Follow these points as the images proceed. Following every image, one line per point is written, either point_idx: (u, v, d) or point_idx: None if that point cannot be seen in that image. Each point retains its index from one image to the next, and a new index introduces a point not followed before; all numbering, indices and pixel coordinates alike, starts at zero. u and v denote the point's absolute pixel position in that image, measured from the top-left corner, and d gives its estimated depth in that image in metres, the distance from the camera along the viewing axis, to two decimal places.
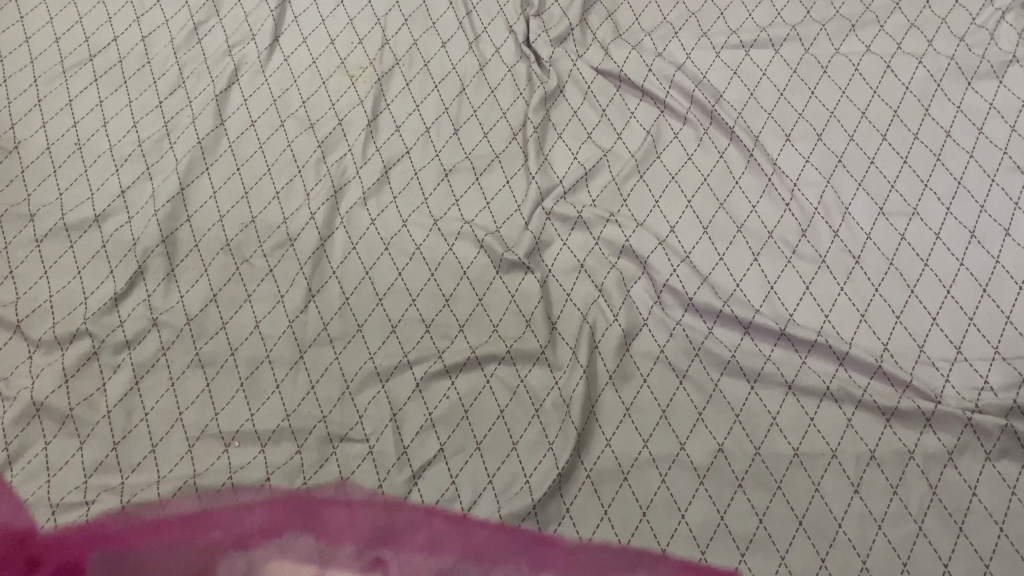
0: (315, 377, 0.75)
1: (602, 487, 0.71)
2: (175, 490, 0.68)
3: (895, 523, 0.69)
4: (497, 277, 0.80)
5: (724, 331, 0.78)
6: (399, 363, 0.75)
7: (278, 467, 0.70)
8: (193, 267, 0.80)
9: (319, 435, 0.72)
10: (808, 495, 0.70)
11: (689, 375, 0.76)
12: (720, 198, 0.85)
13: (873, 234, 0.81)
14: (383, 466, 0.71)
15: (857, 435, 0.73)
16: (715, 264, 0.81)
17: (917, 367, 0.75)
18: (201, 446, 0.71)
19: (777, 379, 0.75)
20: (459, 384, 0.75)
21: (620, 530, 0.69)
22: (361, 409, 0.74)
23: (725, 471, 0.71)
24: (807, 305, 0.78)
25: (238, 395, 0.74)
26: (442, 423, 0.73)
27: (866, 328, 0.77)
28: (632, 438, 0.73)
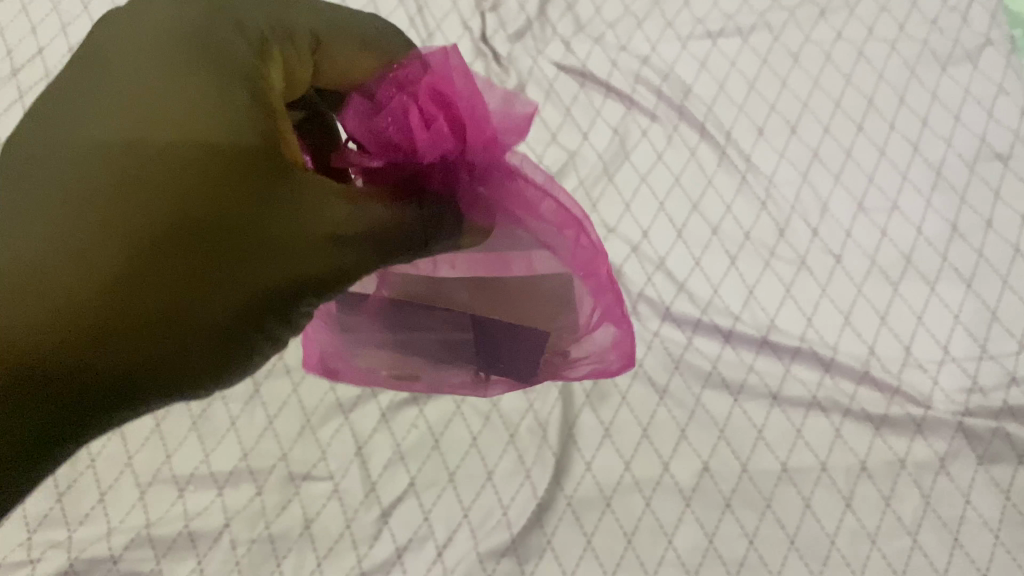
0: (273, 411, 0.72)
1: (583, 515, 0.68)
2: (128, 541, 0.66)
3: (889, 537, 0.66)
4: None
5: (703, 340, 0.74)
6: (362, 393, 0.73)
7: (236, 513, 0.68)
8: None
9: (280, 473, 0.69)
10: (798, 512, 0.67)
11: (669, 390, 0.72)
12: (694, 200, 0.81)
13: (853, 231, 0.79)
14: (351, 506, 0.68)
15: (847, 446, 0.69)
16: (691, 271, 0.77)
17: (904, 371, 0.72)
18: (153, 491, 0.69)
19: (760, 391, 0.72)
20: (428, 413, 0.72)
21: (604, 560, 0.66)
22: (323, 445, 0.71)
23: (711, 492, 0.68)
24: (788, 309, 0.75)
25: (190, 435, 0.71)
26: (412, 455, 0.70)
27: (850, 332, 0.74)
28: (613, 461, 0.70)
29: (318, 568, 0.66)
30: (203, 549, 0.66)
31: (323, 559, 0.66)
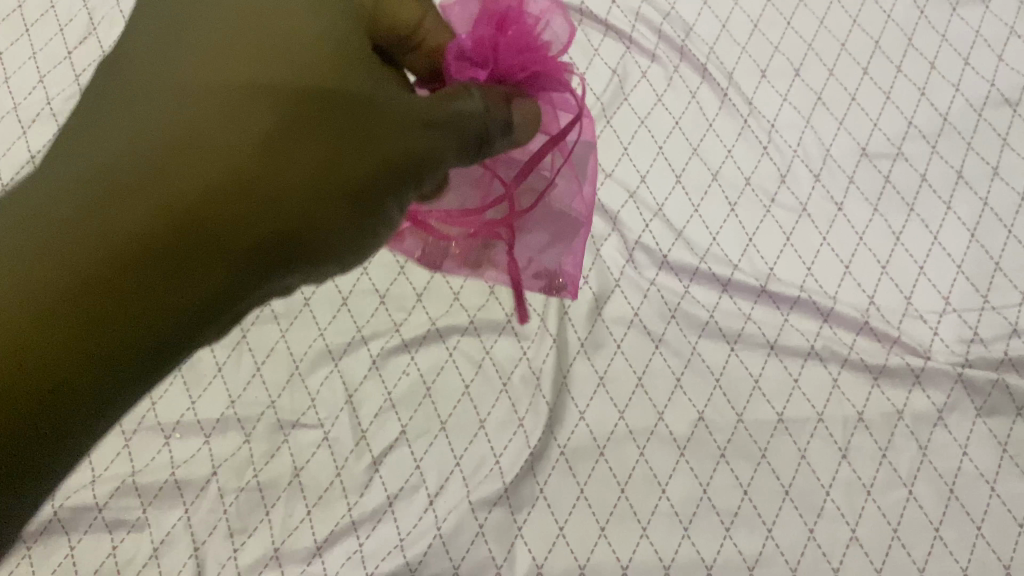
0: (260, 358, 0.70)
1: (577, 465, 0.67)
2: (114, 489, 0.65)
3: (884, 489, 0.65)
4: None
5: (701, 289, 0.73)
6: (352, 340, 0.71)
7: (223, 461, 0.67)
8: None
9: (268, 420, 0.68)
10: (794, 463, 0.66)
11: (665, 339, 0.71)
12: (694, 144, 0.78)
13: (856, 177, 0.77)
14: (341, 454, 0.67)
15: (844, 397, 0.69)
16: (690, 217, 0.75)
17: (904, 321, 0.71)
18: (139, 439, 0.67)
19: (758, 340, 0.71)
20: (419, 361, 0.71)
21: (597, 510, 0.65)
22: (313, 392, 0.69)
23: (707, 442, 0.67)
24: (788, 258, 0.74)
25: (176, 381, 0.69)
26: (403, 404, 0.69)
27: (851, 281, 0.73)
28: (608, 410, 0.69)
29: (309, 516, 0.65)
30: (191, 498, 0.65)
31: (313, 508, 0.65)
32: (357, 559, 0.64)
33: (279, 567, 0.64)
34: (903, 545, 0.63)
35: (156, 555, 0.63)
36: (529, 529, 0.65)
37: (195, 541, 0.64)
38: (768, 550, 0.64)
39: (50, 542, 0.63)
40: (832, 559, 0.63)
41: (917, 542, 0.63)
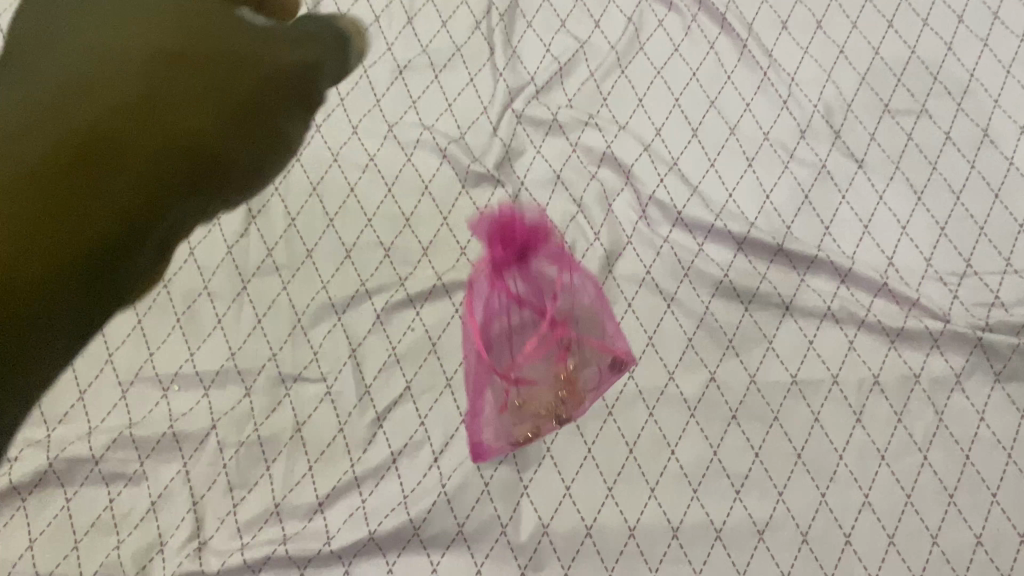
0: (261, 310, 0.68)
1: (585, 424, 0.65)
2: (111, 442, 0.63)
3: (899, 454, 0.64)
4: (463, 192, 0.73)
5: (715, 247, 0.71)
6: (355, 293, 0.69)
7: (223, 414, 0.65)
8: None
9: (269, 374, 0.66)
10: (806, 426, 0.65)
11: (678, 298, 0.69)
12: (711, 97, 0.76)
13: (877, 134, 0.74)
14: (344, 409, 0.66)
15: (860, 360, 0.67)
16: (705, 173, 0.73)
17: (923, 283, 0.69)
18: (137, 390, 0.66)
19: (773, 300, 0.69)
20: (425, 316, 0.69)
21: (605, 470, 0.64)
22: (315, 346, 0.68)
23: (718, 402, 0.66)
24: (805, 216, 0.71)
25: (175, 332, 0.68)
26: (407, 360, 0.67)
27: (870, 241, 0.70)
28: (617, 369, 0.67)
29: (310, 472, 0.64)
30: (190, 452, 0.64)
31: (314, 464, 0.64)
32: (359, 516, 0.62)
33: (280, 523, 0.62)
34: (916, 512, 0.62)
35: (153, 509, 0.62)
36: (535, 489, 0.63)
37: (194, 495, 0.63)
38: (779, 514, 0.62)
39: (45, 493, 0.62)
40: (844, 523, 0.62)
41: (931, 508, 0.62)
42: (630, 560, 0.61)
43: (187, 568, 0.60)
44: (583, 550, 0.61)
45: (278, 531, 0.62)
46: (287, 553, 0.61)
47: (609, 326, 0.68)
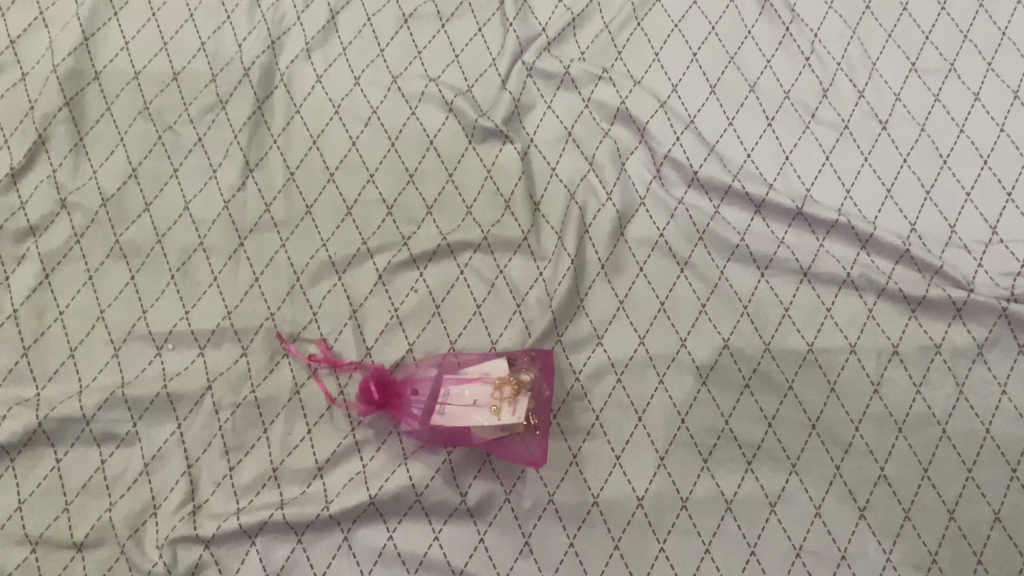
0: (258, 268, 0.66)
1: (593, 391, 0.63)
2: (102, 401, 0.61)
3: (916, 427, 0.62)
4: (470, 148, 0.70)
5: (731, 210, 0.68)
6: (357, 252, 0.67)
7: (218, 374, 0.63)
8: (107, 135, 0.69)
9: (266, 334, 0.64)
10: (822, 396, 0.63)
11: (692, 262, 0.66)
12: (731, 52, 0.72)
13: (903, 94, 0.71)
14: (344, 372, 0.63)
15: (879, 329, 0.64)
16: (723, 132, 0.70)
17: (947, 250, 0.66)
18: (130, 348, 0.63)
19: (791, 266, 0.66)
20: (428, 277, 0.66)
21: (613, 439, 0.62)
22: (315, 306, 0.65)
23: (731, 370, 0.64)
24: (825, 178, 0.69)
25: (169, 288, 0.65)
26: (410, 322, 0.65)
27: (892, 206, 0.68)
28: (627, 334, 0.65)
29: (309, 435, 0.62)
30: (184, 413, 0.62)
31: (313, 427, 0.62)
32: (359, 481, 0.61)
33: (278, 487, 0.60)
34: (933, 486, 0.60)
35: (147, 471, 0.60)
36: None
37: (189, 457, 0.61)
38: (792, 486, 0.61)
39: (36, 453, 0.60)
40: (858, 497, 0.60)
41: (949, 482, 0.60)
42: (638, 530, 0.59)
43: (182, 532, 0.58)
44: (589, 519, 0.60)
45: (275, 496, 0.60)
46: (285, 518, 0.59)
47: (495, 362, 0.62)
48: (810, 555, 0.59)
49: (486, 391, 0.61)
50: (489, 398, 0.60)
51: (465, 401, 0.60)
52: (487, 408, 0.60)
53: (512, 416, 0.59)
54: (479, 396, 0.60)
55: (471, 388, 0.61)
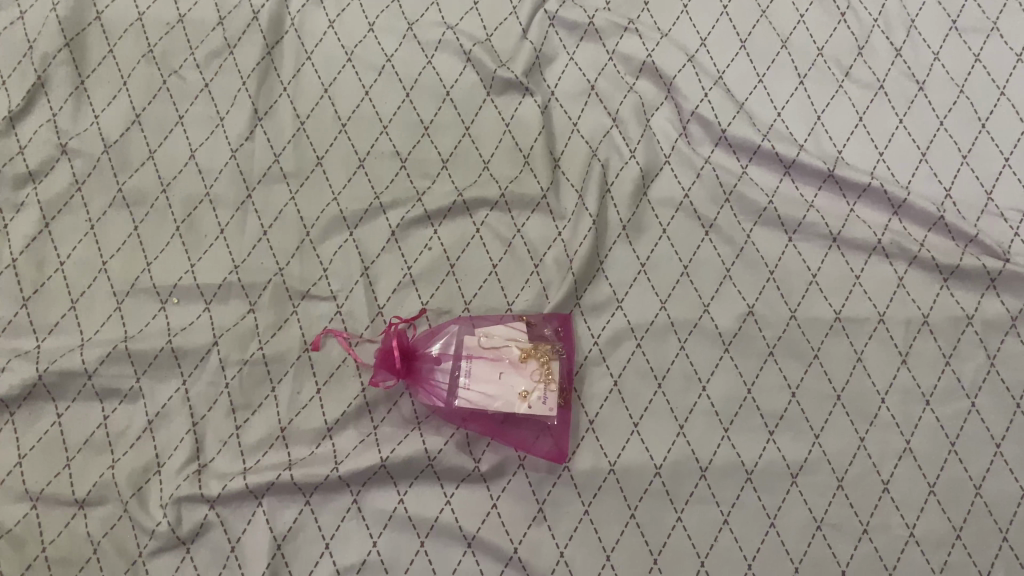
0: (267, 221, 0.63)
1: (611, 356, 0.61)
2: (104, 355, 0.59)
3: (945, 400, 0.60)
4: (488, 100, 0.67)
5: (759, 171, 0.65)
6: (369, 206, 0.64)
7: (225, 330, 0.61)
8: (109, 79, 0.66)
9: (275, 289, 0.62)
10: (848, 366, 0.61)
11: (717, 225, 0.64)
12: (763, 6, 0.69)
13: (943, 54, 0.67)
14: (354, 331, 0.61)
15: (909, 298, 0.62)
16: (753, 89, 0.67)
17: (982, 218, 0.64)
18: (133, 301, 0.61)
19: (820, 231, 0.64)
20: (443, 235, 0.64)
21: (631, 406, 0.60)
22: (325, 262, 0.63)
23: (755, 338, 0.61)
24: (858, 140, 0.66)
25: (174, 241, 0.63)
26: (424, 281, 0.63)
27: (927, 171, 0.65)
28: (648, 298, 0.62)
29: (318, 395, 0.60)
30: (189, 369, 0.60)
31: (323, 387, 0.60)
32: (370, 443, 0.59)
33: (285, 448, 0.59)
34: (959, 461, 0.59)
35: (150, 429, 0.58)
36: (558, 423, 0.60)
37: (193, 416, 0.59)
38: (815, 458, 0.59)
39: (36, 408, 0.58)
40: (882, 470, 0.58)
41: (976, 457, 0.59)
42: (655, 499, 0.58)
43: (186, 492, 0.57)
44: (605, 488, 0.58)
45: (283, 457, 0.58)
46: (292, 480, 0.57)
47: (509, 331, 0.60)
48: (831, 529, 0.57)
49: (509, 365, 0.59)
50: (511, 372, 0.59)
51: (486, 377, 0.59)
52: (512, 385, 0.58)
53: (539, 399, 0.58)
54: (502, 369, 0.59)
55: (490, 364, 0.59)
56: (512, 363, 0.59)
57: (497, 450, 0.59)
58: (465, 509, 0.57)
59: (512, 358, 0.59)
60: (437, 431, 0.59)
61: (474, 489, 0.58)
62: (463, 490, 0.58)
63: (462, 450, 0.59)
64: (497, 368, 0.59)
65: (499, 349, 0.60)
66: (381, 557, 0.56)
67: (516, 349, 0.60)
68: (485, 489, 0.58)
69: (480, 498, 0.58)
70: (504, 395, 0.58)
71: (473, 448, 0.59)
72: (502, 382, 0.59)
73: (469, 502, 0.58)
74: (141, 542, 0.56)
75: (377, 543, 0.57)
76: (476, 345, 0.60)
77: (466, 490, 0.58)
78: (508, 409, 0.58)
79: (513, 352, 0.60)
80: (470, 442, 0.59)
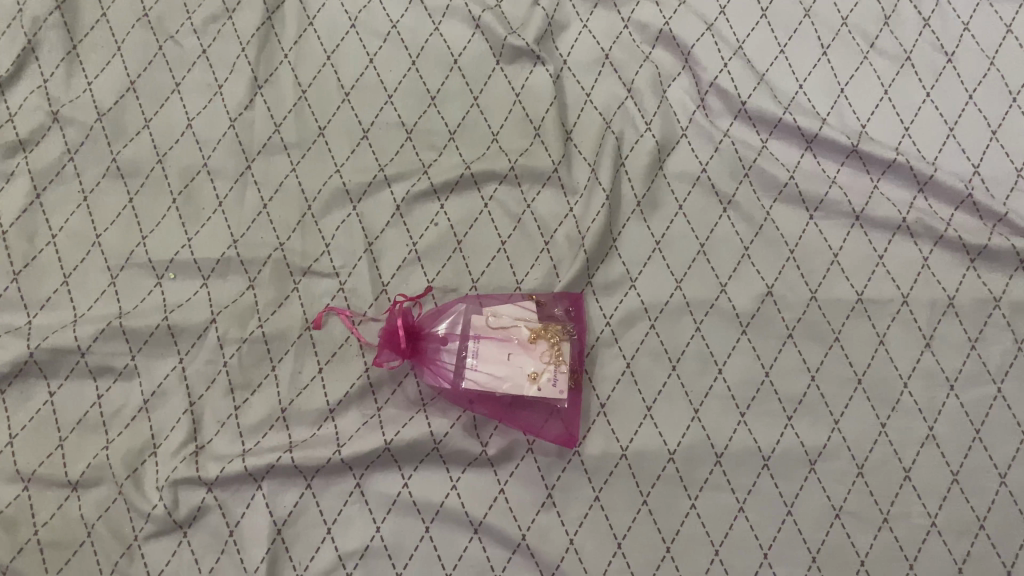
0: (267, 193, 0.61)
1: (624, 337, 0.59)
2: (98, 332, 0.57)
3: (969, 385, 0.58)
4: (498, 69, 0.64)
5: (780, 146, 0.63)
6: (373, 179, 0.62)
7: (223, 307, 0.58)
8: (103, 44, 0.63)
9: (275, 265, 0.60)
10: (869, 349, 0.59)
11: (735, 201, 0.61)
12: None
13: (973, 23, 0.64)
14: (358, 309, 0.59)
15: (934, 279, 0.60)
16: (774, 60, 0.64)
17: (1012, 197, 0.61)
18: (128, 276, 0.59)
19: (842, 209, 0.61)
20: (450, 209, 0.62)
21: (644, 389, 0.58)
22: (328, 237, 0.61)
23: (774, 320, 0.59)
24: (884, 114, 0.63)
25: (171, 213, 0.60)
26: (430, 257, 0.60)
27: (955, 147, 0.62)
28: (663, 277, 0.60)
29: (319, 375, 0.58)
30: (186, 347, 0.58)
31: (325, 367, 0.58)
32: (373, 424, 0.57)
33: (286, 430, 0.57)
34: (984, 449, 0.56)
35: (146, 408, 0.56)
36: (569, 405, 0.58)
37: (191, 396, 0.57)
38: (834, 444, 0.57)
39: (27, 386, 0.56)
40: (904, 457, 0.56)
41: (1002, 445, 0.56)
42: (668, 485, 0.56)
43: (182, 474, 0.55)
44: (616, 473, 0.56)
45: (284, 439, 0.56)
46: (293, 463, 0.55)
47: (518, 309, 0.58)
48: (850, 517, 0.55)
49: (517, 345, 0.57)
50: (520, 353, 0.56)
51: (494, 358, 0.56)
52: (521, 367, 0.56)
53: (549, 382, 0.55)
54: (510, 349, 0.56)
55: (498, 344, 0.57)
56: (521, 343, 0.57)
57: (506, 434, 0.57)
58: (473, 494, 0.56)
59: (521, 338, 0.57)
60: (443, 413, 0.57)
61: (483, 473, 0.56)
62: (470, 474, 0.56)
63: (470, 433, 0.57)
64: (505, 348, 0.57)
65: (508, 328, 0.57)
66: (385, 543, 0.54)
67: (526, 328, 0.57)
68: (493, 473, 0.56)
69: (488, 483, 0.56)
70: (513, 377, 0.56)
71: (481, 431, 0.57)
72: (510, 363, 0.56)
73: (477, 487, 0.56)
74: (136, 526, 0.54)
75: (380, 528, 0.55)
76: (484, 323, 0.57)
77: (474, 474, 0.56)
78: (517, 392, 0.55)
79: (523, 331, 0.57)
80: (477, 425, 0.57)
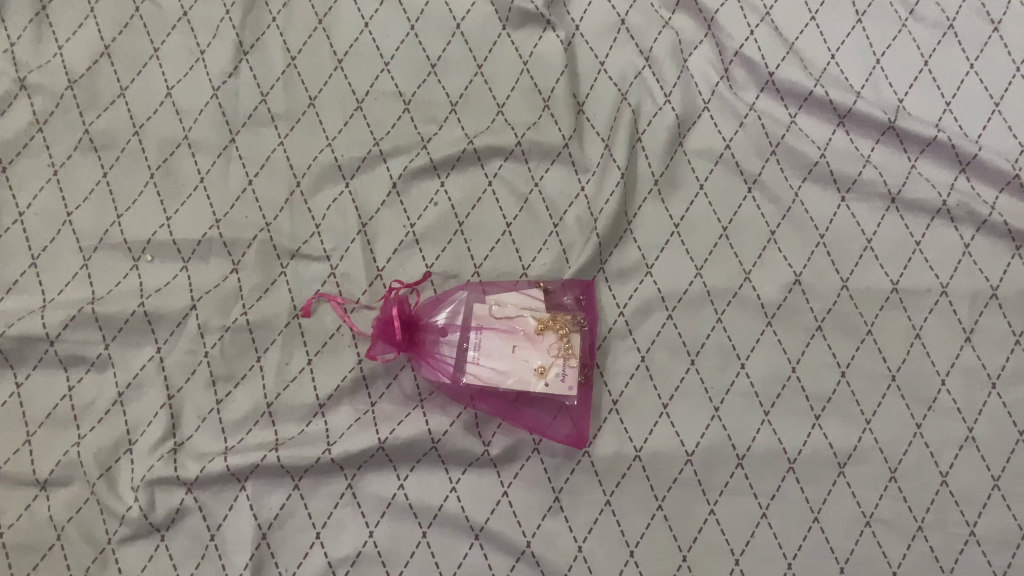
0: (253, 169, 0.56)
1: (639, 328, 0.55)
2: (68, 319, 0.52)
3: (1013, 383, 0.53)
4: (504, 35, 0.59)
5: (810, 121, 0.58)
6: (368, 155, 0.57)
7: (205, 292, 0.54)
8: (75, 4, 0.58)
9: (261, 247, 0.55)
10: (905, 343, 0.54)
11: (761, 181, 0.57)
12: None
13: None
14: (350, 295, 0.55)
15: (976, 268, 0.55)
16: (804, 28, 0.59)
17: None
18: (102, 258, 0.54)
19: (877, 190, 0.56)
20: (451, 188, 0.57)
21: (660, 384, 0.53)
22: (318, 217, 0.56)
23: (801, 310, 0.55)
24: (923, 87, 0.58)
25: (148, 190, 0.56)
26: (429, 240, 0.56)
27: (1000, 124, 0.57)
28: (682, 263, 0.55)
29: (308, 367, 0.53)
30: (164, 336, 0.53)
31: (315, 358, 0.54)
32: (367, 421, 0.53)
33: (272, 426, 0.52)
34: None
35: (120, 402, 0.52)
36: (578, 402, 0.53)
37: (169, 388, 0.52)
38: (865, 446, 0.52)
39: None
40: (941, 461, 0.52)
41: None
42: (685, 490, 0.51)
43: (159, 474, 0.50)
44: (629, 476, 0.52)
45: (270, 436, 0.52)
46: (279, 462, 0.51)
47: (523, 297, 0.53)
48: (882, 526, 0.51)
49: (523, 338, 0.52)
50: (525, 345, 0.52)
51: (497, 351, 0.52)
52: (526, 361, 0.51)
53: (557, 377, 0.51)
54: (515, 341, 0.52)
55: (501, 335, 0.52)
56: (527, 334, 0.52)
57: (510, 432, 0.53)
58: (474, 498, 0.51)
59: (527, 329, 0.52)
60: (442, 410, 0.53)
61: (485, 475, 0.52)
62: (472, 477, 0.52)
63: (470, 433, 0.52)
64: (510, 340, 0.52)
65: (512, 318, 0.52)
66: (378, 549, 0.50)
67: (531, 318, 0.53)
68: (496, 475, 0.52)
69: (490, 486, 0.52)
70: (518, 371, 0.51)
71: (483, 429, 0.53)
72: (515, 356, 0.51)
73: (478, 490, 0.51)
74: (109, 529, 0.50)
75: (373, 533, 0.51)
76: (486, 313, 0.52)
77: (475, 476, 0.52)
78: (523, 388, 0.51)
79: (528, 322, 0.52)
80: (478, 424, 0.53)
